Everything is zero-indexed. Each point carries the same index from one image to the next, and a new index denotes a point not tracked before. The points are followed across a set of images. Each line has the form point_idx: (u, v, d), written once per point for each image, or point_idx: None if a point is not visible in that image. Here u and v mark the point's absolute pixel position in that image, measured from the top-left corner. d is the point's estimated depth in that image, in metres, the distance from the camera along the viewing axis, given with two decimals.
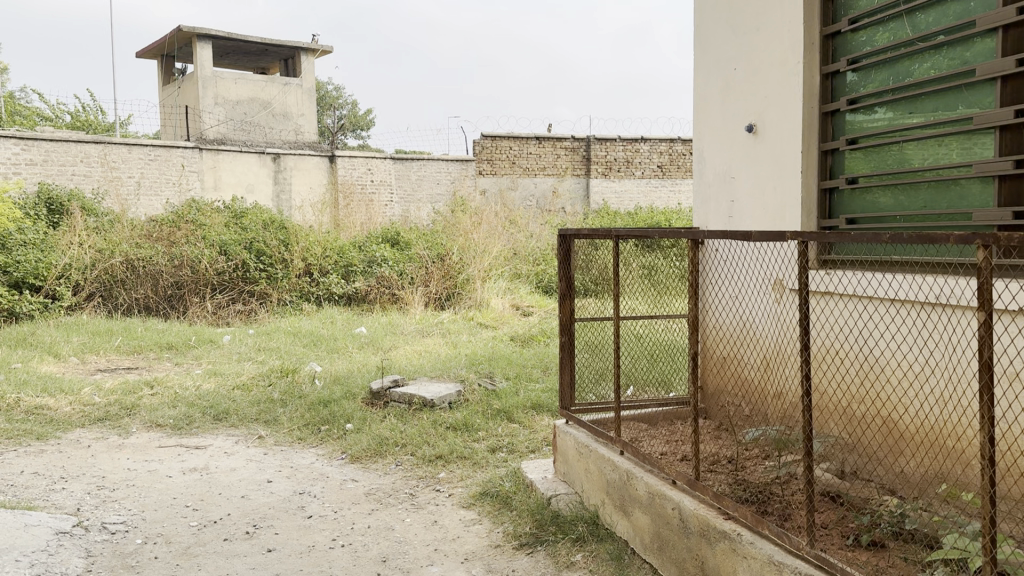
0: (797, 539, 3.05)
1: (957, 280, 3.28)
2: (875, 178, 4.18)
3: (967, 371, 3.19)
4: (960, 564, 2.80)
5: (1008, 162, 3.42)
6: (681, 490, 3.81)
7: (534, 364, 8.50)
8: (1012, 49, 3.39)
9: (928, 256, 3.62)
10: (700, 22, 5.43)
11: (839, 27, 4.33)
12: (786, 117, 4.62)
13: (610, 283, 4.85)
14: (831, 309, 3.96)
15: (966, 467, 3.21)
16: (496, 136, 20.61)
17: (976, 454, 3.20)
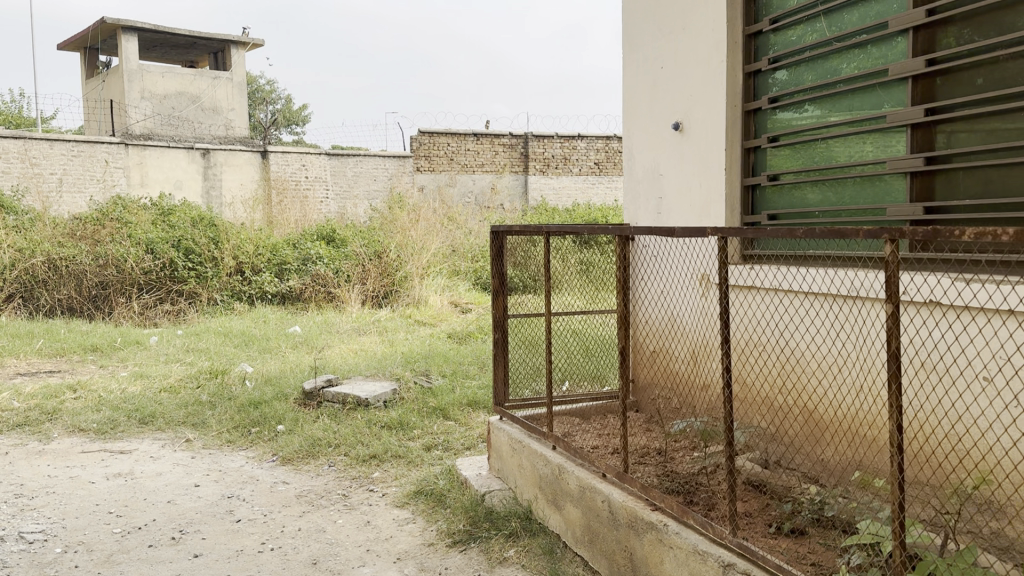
0: (720, 528, 3.10)
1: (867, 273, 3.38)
2: (796, 175, 4.28)
3: (878, 362, 3.30)
4: (875, 549, 2.89)
5: (919, 159, 3.54)
6: (610, 483, 3.85)
7: (471, 362, 8.48)
8: (923, 49, 3.52)
9: (836, 250, 3.74)
10: (628, 20, 5.48)
11: (761, 26, 4.44)
12: (710, 115, 4.70)
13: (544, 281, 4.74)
14: (753, 302, 4.05)
15: (879, 454, 3.33)
16: (434, 133, 20.39)
17: (888, 441, 3.32)
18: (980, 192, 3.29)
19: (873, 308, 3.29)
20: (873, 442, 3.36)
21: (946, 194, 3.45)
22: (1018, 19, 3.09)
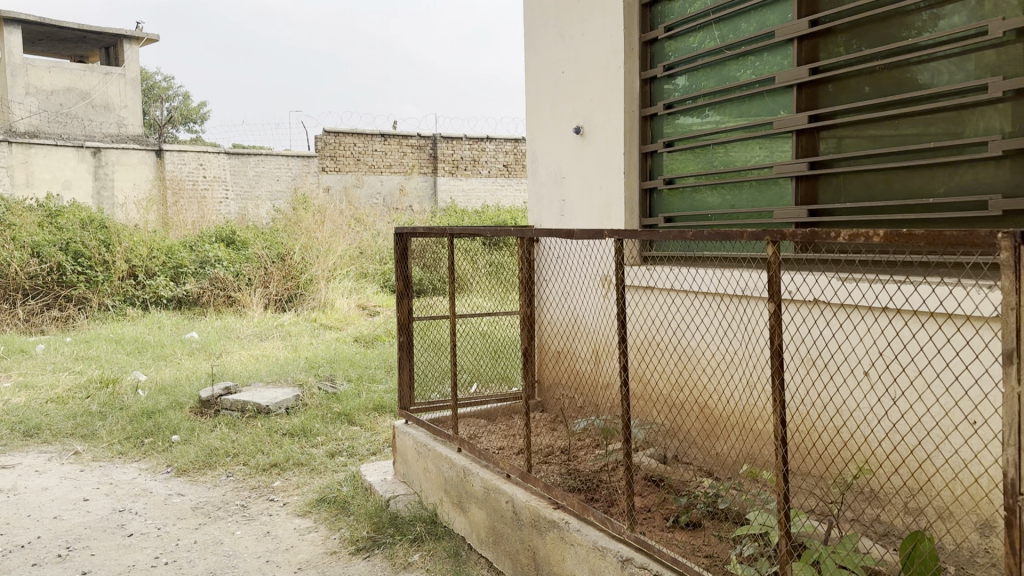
0: (618, 523, 3.15)
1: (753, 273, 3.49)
2: (697, 178, 4.39)
3: (763, 358, 3.43)
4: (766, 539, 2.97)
5: (803, 164, 3.68)
6: (514, 483, 3.85)
7: (377, 365, 8.38)
8: (806, 58, 3.67)
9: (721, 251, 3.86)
10: (530, 24, 5.52)
11: (656, 33, 4.55)
12: (610, 119, 4.79)
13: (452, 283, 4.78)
14: (650, 303, 4.13)
15: (767, 448, 3.45)
16: (339, 132, 19.66)
17: (775, 435, 3.45)
18: (860, 195, 3.45)
19: (759, 307, 3.40)
20: (762, 436, 3.49)
21: (829, 197, 3.60)
22: (892, 32, 3.26)
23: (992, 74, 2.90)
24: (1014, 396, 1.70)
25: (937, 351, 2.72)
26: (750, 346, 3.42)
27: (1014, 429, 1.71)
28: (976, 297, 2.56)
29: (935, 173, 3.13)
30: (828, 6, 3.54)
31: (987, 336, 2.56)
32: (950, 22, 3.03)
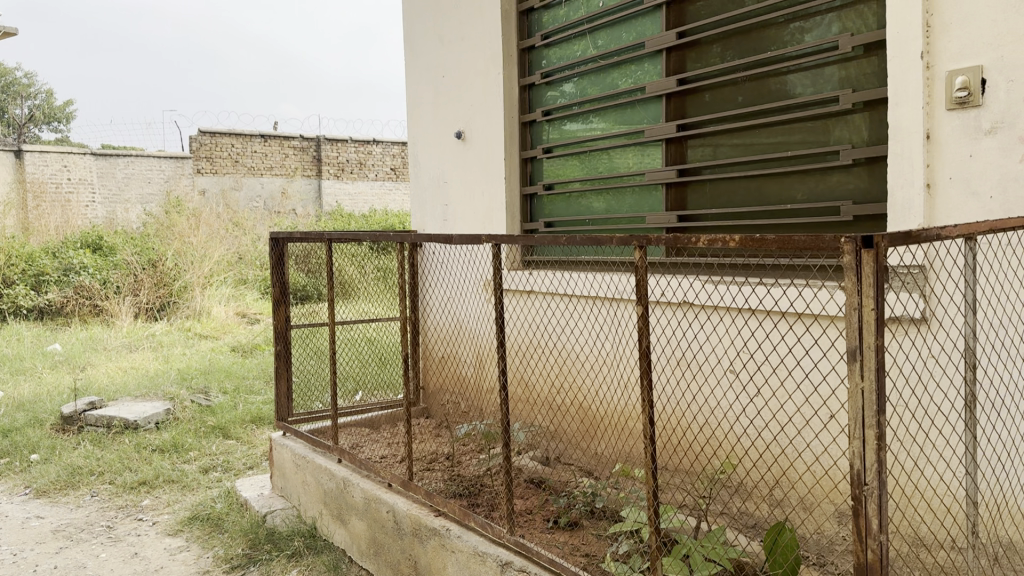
0: (498, 527, 3.03)
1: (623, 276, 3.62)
2: (581, 183, 4.43)
3: (634, 359, 3.54)
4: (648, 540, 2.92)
5: (672, 172, 3.81)
6: (394, 493, 3.71)
7: (255, 376, 8.12)
8: (674, 69, 3.79)
9: (594, 255, 3.89)
10: (410, 27, 5.49)
11: (534, 41, 4.62)
12: (489, 125, 4.79)
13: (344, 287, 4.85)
14: (529, 307, 4.19)
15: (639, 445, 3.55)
16: (215, 132, 18.23)
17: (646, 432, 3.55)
18: (725, 202, 3.58)
19: (628, 308, 3.52)
20: (635, 434, 3.58)
21: (696, 203, 3.74)
22: (751, 46, 3.41)
23: (842, 88, 3.07)
24: (857, 390, 1.78)
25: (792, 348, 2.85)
26: (623, 347, 3.51)
27: (857, 422, 1.79)
28: (823, 297, 2.74)
29: (793, 180, 3.29)
30: (693, 19, 3.67)
31: (832, 335, 2.75)
32: (803, 39, 3.19)
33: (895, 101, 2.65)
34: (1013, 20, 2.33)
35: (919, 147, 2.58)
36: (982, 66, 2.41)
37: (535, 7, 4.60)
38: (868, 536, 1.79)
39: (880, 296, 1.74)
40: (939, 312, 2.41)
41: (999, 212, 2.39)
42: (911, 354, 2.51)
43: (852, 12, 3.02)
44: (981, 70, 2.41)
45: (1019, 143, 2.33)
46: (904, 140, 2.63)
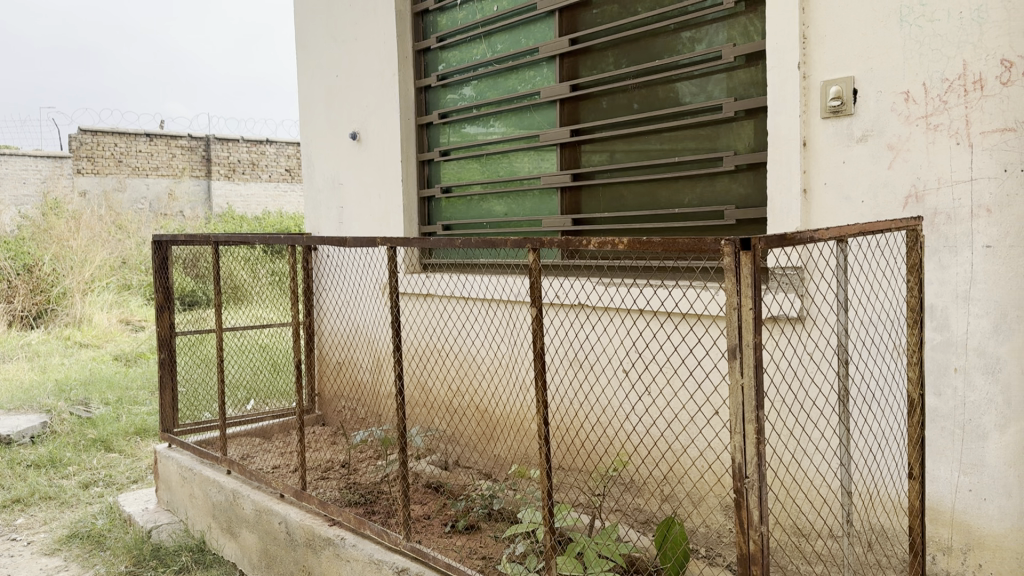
0: (394, 534, 2.94)
1: (516, 278, 3.65)
2: (482, 187, 4.40)
3: (528, 361, 3.56)
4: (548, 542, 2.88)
5: (567, 176, 3.86)
6: (287, 503, 3.60)
7: (140, 387, 7.73)
8: (567, 75, 3.84)
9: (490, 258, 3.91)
10: (302, 25, 5.36)
11: (429, 43, 4.59)
12: (385, 125, 4.74)
13: (236, 293, 4.67)
14: (425, 310, 4.16)
15: (533, 446, 3.56)
16: (100, 131, 16.26)
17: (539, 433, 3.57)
18: (618, 206, 3.65)
19: (522, 310, 3.55)
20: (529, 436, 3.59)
21: (590, 207, 3.79)
22: (641, 54, 3.49)
23: (726, 97, 3.17)
24: (737, 387, 1.85)
25: (679, 347, 2.93)
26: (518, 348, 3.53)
27: (738, 417, 1.85)
28: (705, 298, 2.84)
29: (682, 185, 3.37)
30: (585, 26, 3.72)
31: (715, 334, 2.86)
32: (691, 48, 3.28)
33: (775, 109, 2.76)
34: (881, 34, 2.46)
35: (796, 153, 2.70)
36: (853, 77, 2.54)
37: (430, 9, 4.56)
38: (750, 527, 1.85)
39: (758, 296, 1.81)
40: (813, 311, 2.53)
41: (870, 215, 2.53)
42: (788, 352, 2.63)
43: (736, 23, 3.12)
44: (852, 81, 2.54)
45: (887, 150, 2.47)
46: (782, 147, 2.74)
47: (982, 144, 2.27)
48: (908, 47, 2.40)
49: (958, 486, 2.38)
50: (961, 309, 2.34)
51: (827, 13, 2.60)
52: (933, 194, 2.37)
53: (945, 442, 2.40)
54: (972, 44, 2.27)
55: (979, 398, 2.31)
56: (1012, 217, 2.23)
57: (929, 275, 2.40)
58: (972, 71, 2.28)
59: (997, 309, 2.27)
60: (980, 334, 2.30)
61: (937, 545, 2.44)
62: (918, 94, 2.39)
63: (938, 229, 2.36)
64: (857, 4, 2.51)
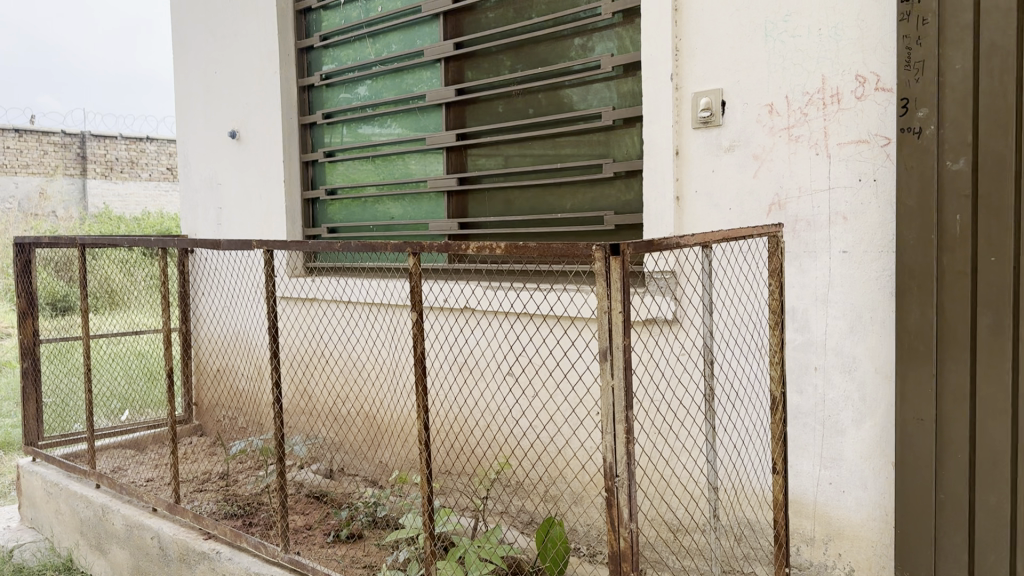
0: (272, 546, 2.84)
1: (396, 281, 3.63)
2: (377, 189, 4.29)
3: (408, 366, 3.53)
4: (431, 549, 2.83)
5: (453, 180, 3.85)
6: (160, 517, 3.45)
7: (6, 398, 7.23)
8: (452, 79, 3.84)
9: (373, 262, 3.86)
10: (179, 19, 5.16)
11: (312, 42, 4.50)
12: (266, 125, 4.62)
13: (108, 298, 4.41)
14: (306, 315, 4.07)
15: (412, 451, 3.54)
16: None
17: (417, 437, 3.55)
18: (503, 210, 3.68)
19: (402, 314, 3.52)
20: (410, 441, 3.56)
21: (477, 212, 3.81)
22: (524, 60, 3.53)
23: (604, 105, 3.25)
24: (607, 388, 1.88)
25: (555, 350, 2.98)
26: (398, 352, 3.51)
27: (609, 417, 1.89)
28: (579, 301, 2.89)
29: (564, 191, 3.43)
30: (469, 30, 3.73)
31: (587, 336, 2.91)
32: (572, 55, 3.34)
33: (650, 118, 2.84)
34: (747, 48, 2.58)
35: (669, 161, 2.78)
36: (721, 89, 2.64)
37: (313, 7, 4.48)
38: (620, 524, 1.90)
39: (627, 299, 1.86)
40: (681, 313, 2.62)
41: (738, 222, 2.63)
42: (659, 353, 2.71)
43: (614, 33, 3.19)
44: (721, 93, 2.64)
45: (753, 160, 2.58)
46: (657, 154, 2.82)
47: (839, 154, 2.39)
48: (772, 61, 2.52)
49: (819, 480, 2.50)
50: (820, 311, 2.46)
51: (698, 26, 2.70)
52: (795, 202, 2.49)
53: (806, 438, 2.53)
54: (830, 60, 2.39)
55: (838, 396, 2.44)
56: (865, 225, 2.35)
57: (791, 279, 2.52)
58: (830, 86, 2.40)
59: (852, 311, 2.40)
60: (837, 335, 2.43)
61: (801, 537, 2.56)
62: (781, 107, 2.51)
63: (799, 235, 2.49)
64: (726, 19, 2.62)
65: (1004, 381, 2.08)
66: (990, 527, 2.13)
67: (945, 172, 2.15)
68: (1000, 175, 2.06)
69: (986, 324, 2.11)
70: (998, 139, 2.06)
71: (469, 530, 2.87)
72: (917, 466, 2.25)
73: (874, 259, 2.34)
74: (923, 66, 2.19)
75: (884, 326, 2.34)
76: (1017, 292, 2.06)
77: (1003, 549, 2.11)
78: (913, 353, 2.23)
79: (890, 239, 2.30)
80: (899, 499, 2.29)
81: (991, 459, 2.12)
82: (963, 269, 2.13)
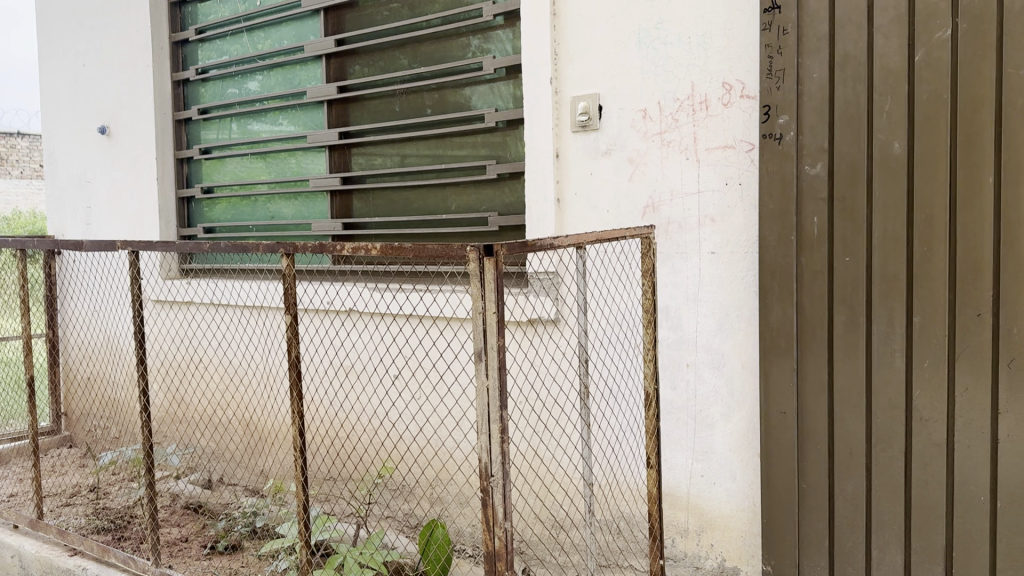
0: (142, 561, 2.72)
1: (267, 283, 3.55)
2: (265, 187, 4.14)
3: (280, 371, 3.47)
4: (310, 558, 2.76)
5: (336, 179, 3.79)
6: (23, 534, 3.25)
7: None
8: (334, 76, 3.77)
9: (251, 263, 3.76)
10: (44, 7, 4.89)
11: (187, 35, 4.33)
12: (138, 119, 4.44)
13: None
14: (177, 319, 3.94)
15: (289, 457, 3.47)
16: None
17: (291, 444, 3.49)
18: (387, 210, 3.64)
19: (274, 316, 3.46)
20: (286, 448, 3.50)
21: (361, 212, 3.76)
22: (407, 60, 3.51)
23: (486, 107, 3.26)
24: (482, 389, 1.88)
25: (431, 352, 2.99)
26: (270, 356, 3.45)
27: (484, 418, 1.89)
28: (454, 301, 2.89)
29: (448, 191, 3.42)
30: (351, 28, 3.69)
31: (464, 337, 2.93)
32: (454, 55, 3.34)
33: (530, 120, 2.87)
34: (622, 54, 2.64)
35: (550, 164, 2.82)
36: (598, 93, 2.70)
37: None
38: (495, 524, 1.90)
39: (501, 299, 1.87)
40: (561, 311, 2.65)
41: (613, 223, 2.70)
42: (540, 354, 2.74)
43: (495, 35, 3.22)
44: (597, 98, 2.70)
45: (628, 163, 2.65)
46: (537, 156, 2.86)
47: (707, 159, 2.47)
48: (645, 67, 2.59)
49: (692, 473, 2.59)
50: (691, 310, 2.55)
51: (576, 31, 2.75)
52: (667, 204, 2.57)
53: (679, 432, 2.61)
54: (699, 67, 2.47)
55: (708, 391, 2.53)
56: (732, 227, 2.44)
57: (664, 279, 2.60)
58: (699, 92, 2.48)
59: (720, 310, 2.49)
60: (707, 332, 2.52)
61: (676, 529, 2.64)
62: (654, 112, 2.58)
63: (671, 237, 2.57)
64: (602, 26, 2.68)
65: (857, 374, 2.20)
66: (847, 514, 2.25)
67: (804, 176, 2.26)
68: (851, 179, 2.18)
69: (841, 321, 2.22)
70: (850, 145, 2.18)
71: (350, 538, 2.82)
72: (780, 457, 2.35)
73: (739, 260, 2.44)
74: (783, 74, 2.29)
75: (749, 323, 2.43)
76: (867, 291, 2.17)
77: (859, 535, 2.23)
78: (776, 348, 2.33)
79: (754, 241, 2.40)
80: (765, 489, 2.38)
81: (847, 449, 2.23)
82: (820, 269, 2.25)
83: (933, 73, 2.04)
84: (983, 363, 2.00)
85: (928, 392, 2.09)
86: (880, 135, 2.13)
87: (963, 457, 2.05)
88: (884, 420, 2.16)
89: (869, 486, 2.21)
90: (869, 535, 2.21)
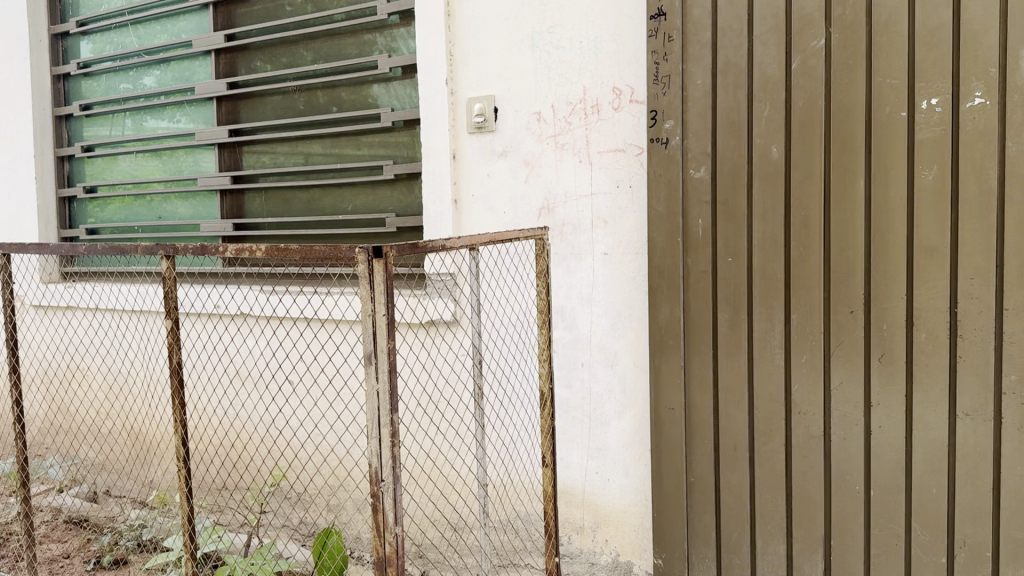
0: None
1: (148, 286, 3.44)
2: (153, 187, 3.99)
3: (161, 377, 3.38)
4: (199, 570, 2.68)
5: (227, 178, 3.69)
6: None
7: None
8: (224, 72, 3.68)
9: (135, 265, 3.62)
10: None
11: (67, 27, 4.14)
12: (15, 115, 4.22)
13: None
14: (54, 324, 3.76)
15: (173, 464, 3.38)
16: None
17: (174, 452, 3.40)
18: (282, 211, 3.57)
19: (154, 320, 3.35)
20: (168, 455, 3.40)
21: (254, 212, 3.67)
22: (301, 58, 3.45)
23: (381, 106, 3.24)
24: (372, 392, 1.85)
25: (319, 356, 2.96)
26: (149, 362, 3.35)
27: (374, 422, 1.86)
28: (343, 304, 2.86)
29: (343, 191, 3.38)
30: (242, 23, 3.60)
31: (352, 338, 2.90)
32: (348, 53, 3.31)
33: (427, 120, 2.86)
34: (517, 57, 2.66)
35: (446, 165, 2.82)
36: (494, 96, 2.71)
37: None
38: (385, 529, 1.86)
39: (391, 301, 1.84)
40: (456, 312, 2.66)
41: (509, 224, 2.72)
42: (437, 356, 2.74)
43: (390, 34, 3.20)
44: (493, 100, 2.71)
45: (524, 165, 2.67)
46: (434, 157, 2.85)
47: (600, 162, 2.52)
48: (539, 70, 2.61)
49: (587, 470, 2.63)
50: (585, 310, 2.59)
51: (470, 32, 2.75)
52: (561, 206, 2.60)
53: (575, 430, 2.65)
54: (590, 72, 2.52)
55: (601, 389, 2.58)
56: (623, 228, 2.50)
57: (558, 279, 2.63)
58: (590, 97, 2.52)
59: (613, 310, 2.54)
60: (600, 331, 2.57)
61: (572, 526, 2.68)
62: (548, 115, 2.61)
63: (565, 238, 2.60)
64: (496, 28, 2.69)
65: (740, 370, 2.28)
66: (733, 506, 2.32)
67: (689, 180, 2.33)
68: (734, 182, 2.26)
69: (725, 320, 2.29)
70: (732, 149, 2.26)
71: (240, 547, 2.75)
72: (670, 453, 2.42)
73: (630, 260, 2.49)
74: (669, 80, 2.35)
75: (640, 322, 2.49)
76: (749, 290, 2.26)
77: (744, 526, 2.31)
78: (665, 347, 2.39)
79: (643, 242, 2.46)
80: (657, 484, 2.44)
81: (733, 443, 2.31)
82: (705, 269, 2.32)
83: (807, 80, 2.13)
84: (856, 358, 2.10)
85: (806, 387, 2.18)
86: (760, 140, 2.21)
87: (839, 448, 2.14)
88: (766, 414, 2.25)
89: (753, 479, 2.29)
90: (754, 526, 2.29)
